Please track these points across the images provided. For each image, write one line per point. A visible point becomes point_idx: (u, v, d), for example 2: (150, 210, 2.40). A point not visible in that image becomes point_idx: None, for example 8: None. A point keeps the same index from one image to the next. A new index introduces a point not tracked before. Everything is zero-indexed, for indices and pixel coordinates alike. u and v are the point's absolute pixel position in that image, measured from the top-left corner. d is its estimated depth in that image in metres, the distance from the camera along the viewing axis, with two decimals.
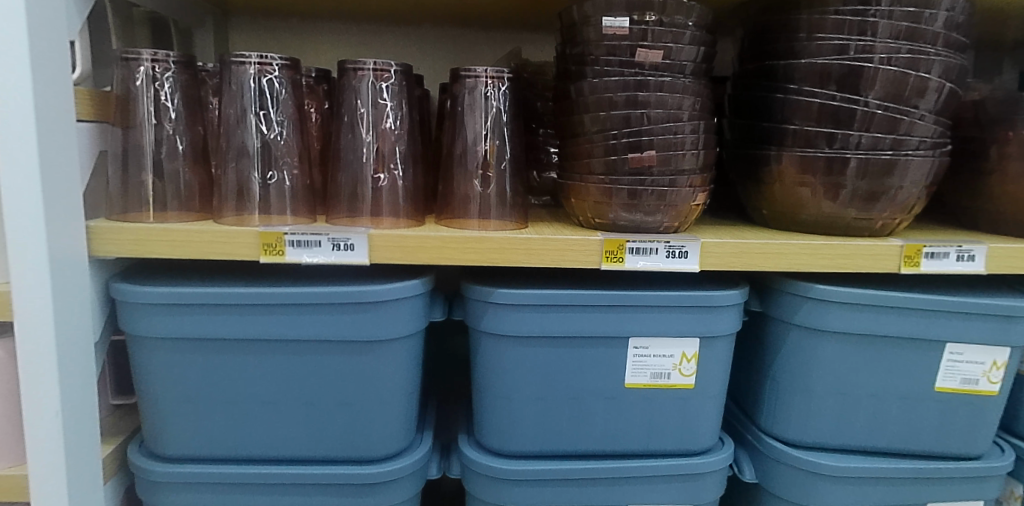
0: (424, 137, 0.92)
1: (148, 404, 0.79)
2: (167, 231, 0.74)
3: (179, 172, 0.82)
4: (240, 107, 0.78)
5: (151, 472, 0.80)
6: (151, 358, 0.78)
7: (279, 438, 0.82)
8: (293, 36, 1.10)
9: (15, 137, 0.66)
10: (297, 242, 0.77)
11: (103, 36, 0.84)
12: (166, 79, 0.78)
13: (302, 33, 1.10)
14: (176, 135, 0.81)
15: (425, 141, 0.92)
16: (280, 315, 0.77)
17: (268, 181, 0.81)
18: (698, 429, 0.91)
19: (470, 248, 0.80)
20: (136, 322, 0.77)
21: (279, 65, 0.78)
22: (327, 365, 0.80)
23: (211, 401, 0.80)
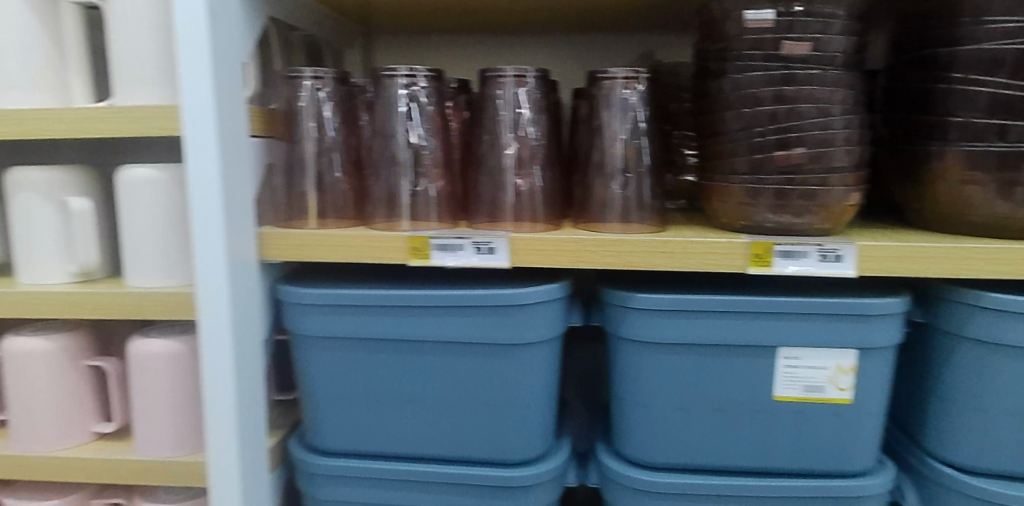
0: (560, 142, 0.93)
1: (307, 399, 0.84)
2: (325, 236, 0.78)
3: (336, 180, 0.85)
4: (390, 118, 0.82)
5: (309, 464, 0.84)
6: (310, 357, 0.82)
7: (427, 437, 0.83)
8: (431, 53, 1.15)
9: (201, 153, 0.72)
10: (442, 246, 0.78)
11: (271, 59, 0.90)
12: (326, 95, 0.83)
13: (440, 49, 1.15)
14: (333, 147, 0.84)
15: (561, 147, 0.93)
16: (427, 317, 0.79)
17: (417, 189, 0.83)
18: (856, 448, 0.84)
19: (608, 252, 0.79)
20: (298, 322, 0.81)
21: (426, 76, 0.82)
22: (469, 367, 0.81)
23: (361, 399, 0.83)
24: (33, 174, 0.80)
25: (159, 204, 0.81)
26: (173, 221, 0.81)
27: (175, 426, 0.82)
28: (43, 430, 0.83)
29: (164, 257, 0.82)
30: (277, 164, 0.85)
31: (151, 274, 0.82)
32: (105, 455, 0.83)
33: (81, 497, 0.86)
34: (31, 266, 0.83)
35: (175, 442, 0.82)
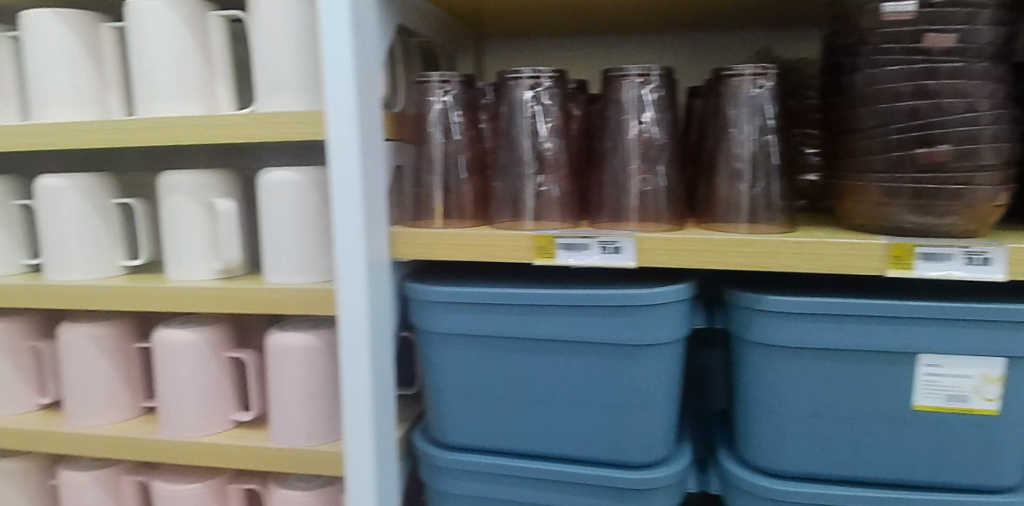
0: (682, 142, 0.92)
1: (432, 394, 0.86)
2: (453, 235, 0.80)
3: (460, 181, 0.86)
4: (514, 120, 0.83)
5: (433, 457, 0.86)
6: (435, 353, 0.85)
7: (547, 435, 0.84)
8: (540, 56, 1.16)
9: (345, 156, 0.75)
10: (567, 245, 0.79)
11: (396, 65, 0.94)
12: (453, 98, 0.85)
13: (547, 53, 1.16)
14: (458, 149, 0.86)
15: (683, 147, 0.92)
16: (550, 316, 0.80)
17: (540, 189, 0.84)
18: (1004, 464, 0.79)
19: (737, 252, 0.77)
20: (426, 319, 0.84)
21: (550, 77, 0.82)
22: (592, 367, 0.81)
23: (484, 396, 0.84)
24: (183, 177, 0.86)
25: (300, 206, 0.85)
26: (310, 221, 0.85)
27: (309, 417, 0.86)
28: (189, 417, 0.89)
29: (301, 255, 0.86)
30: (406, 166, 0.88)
31: (288, 272, 0.85)
32: (245, 442, 0.88)
33: (221, 481, 0.91)
34: (181, 263, 0.89)
35: (310, 431, 0.86)
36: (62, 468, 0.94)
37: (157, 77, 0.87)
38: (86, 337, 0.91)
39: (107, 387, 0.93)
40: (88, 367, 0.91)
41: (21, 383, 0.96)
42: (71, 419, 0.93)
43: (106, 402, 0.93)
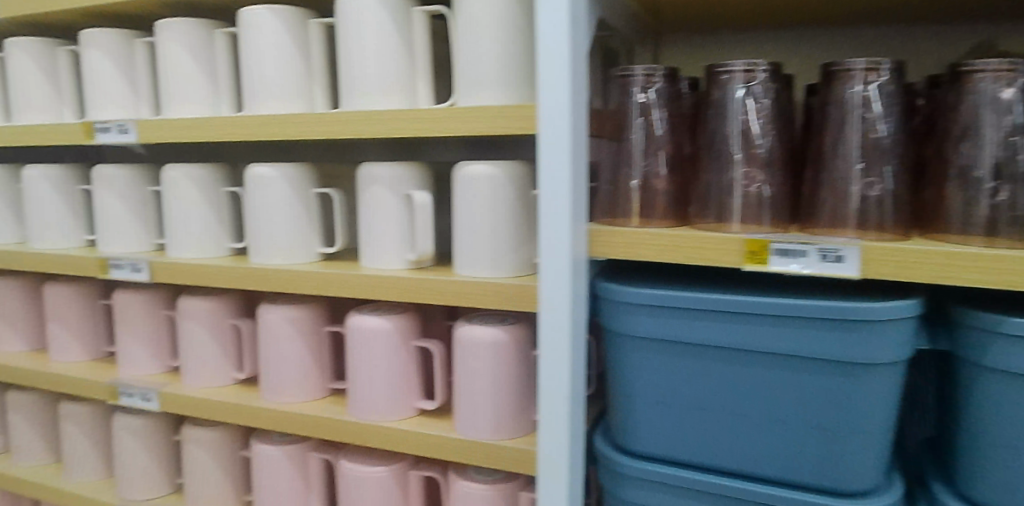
0: (915, 145, 0.84)
1: (621, 398, 0.85)
2: (656, 234, 0.77)
3: (659, 183, 0.82)
4: (722, 117, 0.79)
5: (618, 463, 0.85)
6: (628, 356, 0.83)
7: (744, 451, 0.80)
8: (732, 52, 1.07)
9: (555, 150, 0.73)
10: (783, 251, 0.74)
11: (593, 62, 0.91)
12: (656, 91, 0.81)
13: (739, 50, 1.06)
14: (661, 146, 0.82)
15: (916, 149, 0.84)
16: (758, 327, 0.76)
17: (749, 188, 0.78)
18: None
19: (976, 269, 0.68)
20: (620, 320, 0.82)
21: (765, 70, 0.78)
22: (800, 384, 0.76)
23: (678, 405, 0.82)
24: (382, 169, 0.89)
25: (497, 201, 0.85)
26: (505, 216, 0.85)
27: (495, 412, 0.87)
28: (376, 401, 0.92)
29: (494, 249, 0.86)
30: (606, 164, 0.86)
31: (480, 266, 0.86)
32: (431, 430, 0.90)
33: (403, 467, 0.94)
34: (376, 252, 0.92)
35: (495, 426, 0.87)
36: (255, 440, 1.00)
37: (362, 71, 0.90)
38: (284, 318, 0.95)
39: (300, 368, 0.97)
40: (285, 347, 0.96)
41: (222, 358, 1.02)
42: (266, 394, 0.98)
43: (298, 381, 0.97)
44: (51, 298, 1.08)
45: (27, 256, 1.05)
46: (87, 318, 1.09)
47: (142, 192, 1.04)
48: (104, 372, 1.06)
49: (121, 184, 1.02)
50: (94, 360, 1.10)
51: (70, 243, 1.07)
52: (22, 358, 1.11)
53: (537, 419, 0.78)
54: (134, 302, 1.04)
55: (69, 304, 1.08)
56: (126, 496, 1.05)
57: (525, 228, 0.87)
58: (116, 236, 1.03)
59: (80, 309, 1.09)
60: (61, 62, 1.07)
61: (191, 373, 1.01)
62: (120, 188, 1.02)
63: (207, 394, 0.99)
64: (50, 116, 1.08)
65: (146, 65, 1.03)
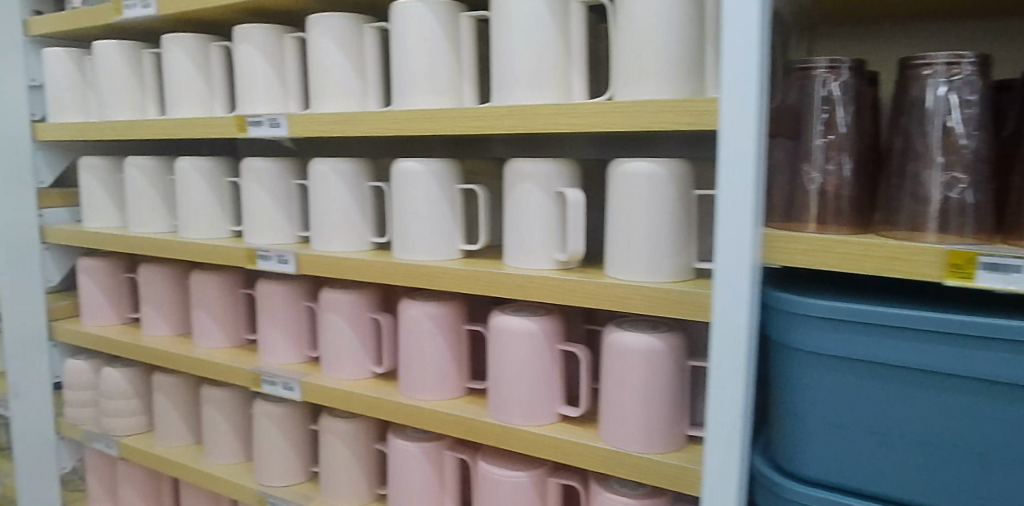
0: None
1: (785, 416, 0.79)
2: (841, 241, 0.71)
3: (841, 186, 0.76)
4: (919, 114, 0.73)
5: (778, 485, 0.79)
6: (797, 371, 0.77)
7: (929, 486, 0.70)
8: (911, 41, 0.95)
9: (738, 149, 0.68)
10: (993, 265, 0.64)
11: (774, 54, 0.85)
12: (842, 83, 0.76)
13: (920, 37, 0.94)
14: (844, 145, 0.76)
15: None
16: (955, 348, 0.67)
17: (952, 193, 0.71)
18: None
19: None
20: (792, 333, 0.76)
21: (972, 62, 0.70)
22: (1006, 415, 0.66)
23: (851, 429, 0.73)
24: (534, 166, 0.87)
25: (657, 201, 0.81)
26: (665, 217, 0.81)
27: (647, 425, 0.82)
28: (516, 404, 0.89)
29: (652, 251, 0.82)
30: (780, 165, 0.80)
31: (635, 269, 0.83)
32: (576, 438, 0.87)
33: (542, 474, 0.91)
34: (522, 251, 0.89)
35: (644, 439, 0.83)
36: (392, 435, 1.01)
37: (519, 64, 0.87)
38: (427, 314, 0.95)
39: (439, 366, 0.96)
40: (427, 343, 0.96)
41: (361, 352, 1.02)
42: (405, 389, 0.98)
43: (437, 379, 0.97)
44: (197, 285, 1.12)
45: (177, 245, 1.08)
46: (231, 306, 1.13)
47: (287, 185, 1.06)
48: (246, 359, 1.09)
49: (269, 177, 1.05)
50: (236, 347, 1.14)
51: (217, 233, 1.10)
52: (169, 342, 1.15)
53: (703, 435, 0.74)
54: (276, 293, 1.06)
55: (214, 292, 1.12)
56: (264, 482, 1.07)
57: (685, 231, 0.82)
58: (262, 228, 1.06)
59: (224, 297, 1.12)
60: (213, 58, 1.10)
61: (332, 364, 1.03)
62: (268, 181, 1.05)
63: (347, 386, 1.00)
64: (202, 110, 1.11)
65: (294, 60, 1.05)
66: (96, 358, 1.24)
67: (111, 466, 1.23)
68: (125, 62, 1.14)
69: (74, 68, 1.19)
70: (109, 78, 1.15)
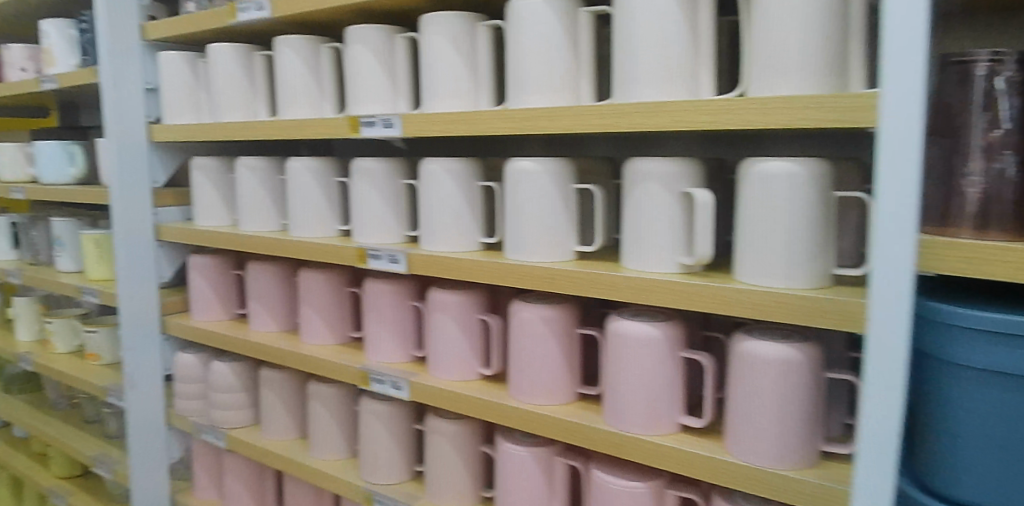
0: None
1: (935, 436, 0.73)
2: (1005, 249, 0.64)
3: (1005, 188, 0.69)
4: None
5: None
6: (949, 388, 0.71)
7: None
8: None
9: (899, 149, 0.64)
10: None
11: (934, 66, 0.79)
12: (1008, 75, 0.69)
13: None
14: (1010, 143, 0.70)
15: None
16: None
17: None
18: None
19: None
20: (946, 347, 0.70)
21: None
22: None
23: (1011, 451, 0.66)
24: (658, 165, 0.84)
25: (795, 203, 0.77)
26: (803, 220, 0.77)
27: (780, 439, 0.79)
28: (634, 414, 0.87)
29: (789, 256, 0.78)
30: (934, 165, 0.75)
31: (769, 275, 0.79)
32: (699, 449, 0.84)
33: (661, 485, 0.88)
34: (644, 254, 0.87)
35: (777, 455, 0.79)
36: (500, 439, 1.00)
37: (643, 62, 0.85)
38: (541, 316, 0.93)
39: (552, 370, 0.94)
40: (539, 347, 0.94)
41: (469, 353, 1.02)
42: (516, 392, 0.97)
43: (549, 383, 0.95)
44: (305, 283, 1.14)
45: (287, 244, 1.10)
46: (337, 304, 1.14)
47: (397, 185, 1.06)
48: (353, 357, 1.10)
49: (379, 176, 1.05)
50: (341, 344, 1.15)
51: (325, 233, 1.12)
52: (276, 337, 1.18)
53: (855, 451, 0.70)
54: (384, 292, 1.07)
55: (322, 290, 1.13)
56: (369, 479, 1.08)
57: (824, 235, 0.78)
58: (372, 227, 1.06)
59: (331, 295, 1.13)
60: (323, 59, 1.11)
61: (440, 365, 1.02)
62: (378, 180, 1.05)
63: (456, 387, 1.00)
64: (311, 111, 1.12)
65: (405, 60, 1.05)
66: (205, 352, 1.27)
67: (218, 457, 1.27)
68: (238, 64, 1.17)
69: (188, 70, 1.22)
70: (222, 79, 1.17)
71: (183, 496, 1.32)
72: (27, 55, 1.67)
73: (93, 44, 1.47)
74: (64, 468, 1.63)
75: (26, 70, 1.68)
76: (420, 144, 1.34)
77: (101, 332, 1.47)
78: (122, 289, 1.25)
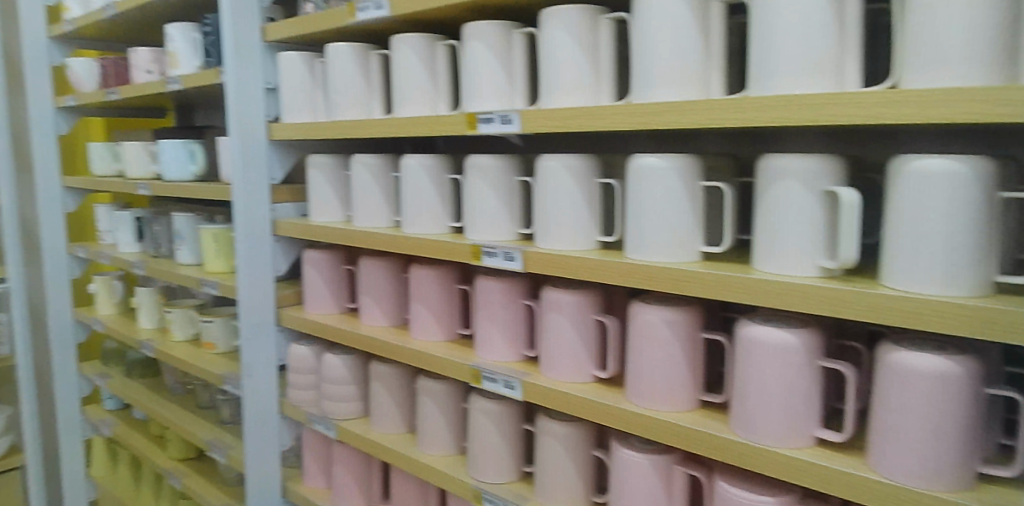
0: None
1: None
2: None
3: None
4: None
5: None
6: None
7: None
8: None
9: None
10: None
11: None
12: None
13: None
14: None
15: None
16: None
17: None
18: None
19: None
20: None
21: None
22: None
23: None
24: (796, 162, 0.80)
25: (956, 203, 0.70)
26: (967, 221, 0.70)
27: (933, 458, 0.72)
28: (765, 421, 0.83)
29: (948, 260, 0.71)
30: None
31: (924, 280, 0.73)
32: (837, 464, 0.78)
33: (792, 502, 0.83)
34: (778, 255, 0.82)
35: (929, 474, 0.72)
36: (616, 444, 0.97)
37: (780, 52, 0.80)
38: (662, 319, 0.90)
39: (673, 375, 0.91)
40: (661, 351, 0.91)
41: (584, 355, 0.99)
42: (633, 396, 0.94)
43: (668, 388, 0.91)
44: (416, 280, 1.15)
45: (400, 240, 1.11)
46: (448, 301, 1.14)
47: (511, 182, 1.05)
48: (463, 354, 1.10)
49: (494, 173, 1.04)
50: (450, 341, 1.15)
51: (438, 229, 1.12)
52: (387, 332, 1.19)
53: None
54: (496, 290, 1.06)
55: (433, 287, 1.14)
56: (477, 477, 1.07)
57: (989, 239, 0.71)
58: (486, 224, 1.06)
59: (442, 292, 1.14)
60: (439, 56, 1.12)
61: (552, 365, 1.01)
62: (493, 178, 1.05)
63: (570, 388, 0.98)
64: (427, 108, 1.13)
65: (522, 56, 1.04)
66: (317, 344, 1.31)
67: (327, 448, 1.30)
68: (355, 62, 1.19)
69: (305, 69, 1.26)
70: (340, 78, 1.20)
71: (294, 483, 1.37)
72: (152, 58, 1.77)
73: (215, 46, 1.55)
74: (181, 450, 1.72)
75: (151, 72, 1.78)
76: (535, 141, 1.34)
77: (218, 322, 1.54)
78: (242, 281, 1.30)
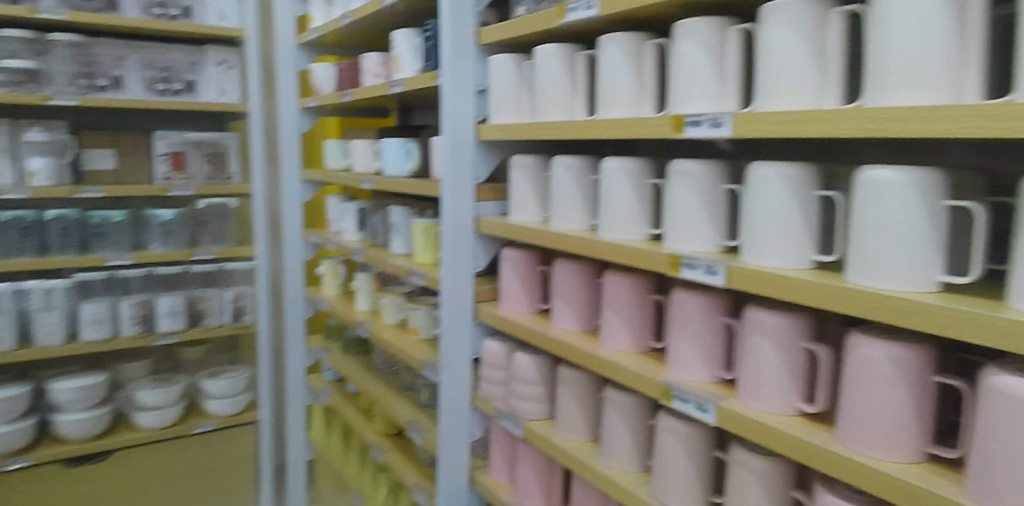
0: None
1: None
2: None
3: None
4: None
5: None
6: None
7: None
8: None
9: None
10: None
11: None
12: None
13: None
14: None
15: None
16: None
17: None
18: None
19: None
20: None
21: None
22: None
23: None
24: None
25: None
26: None
27: None
28: (1009, 489, 0.67)
29: None
30: None
31: None
32: None
33: None
34: None
35: None
36: (820, 487, 0.87)
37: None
38: (887, 356, 0.79)
39: (896, 421, 0.78)
40: (884, 392, 0.79)
41: (787, 385, 0.90)
42: (841, 439, 0.83)
43: (888, 435, 0.79)
44: (609, 286, 1.13)
45: (595, 244, 1.10)
46: (639, 312, 1.11)
47: (716, 190, 0.98)
48: (653, 368, 1.06)
49: (698, 180, 0.98)
50: (640, 354, 1.11)
51: (636, 235, 1.09)
52: (576, 336, 1.19)
53: None
54: (692, 305, 1.00)
55: (626, 295, 1.11)
56: (660, 498, 1.02)
57: None
58: (686, 233, 1.00)
59: (635, 302, 1.11)
60: (647, 56, 1.08)
61: (750, 392, 0.93)
62: (696, 184, 0.99)
63: (767, 419, 0.89)
64: (632, 109, 1.10)
65: (738, 54, 0.96)
66: (509, 341, 1.35)
67: (513, 445, 1.34)
68: (562, 64, 1.19)
69: (513, 72, 1.29)
70: (547, 79, 1.21)
71: (482, 475, 1.43)
72: (380, 63, 1.95)
73: (433, 51, 1.65)
74: (385, 427, 1.89)
75: (378, 75, 1.96)
76: (748, 147, 1.25)
77: (422, 311, 1.66)
78: (445, 274, 1.39)
